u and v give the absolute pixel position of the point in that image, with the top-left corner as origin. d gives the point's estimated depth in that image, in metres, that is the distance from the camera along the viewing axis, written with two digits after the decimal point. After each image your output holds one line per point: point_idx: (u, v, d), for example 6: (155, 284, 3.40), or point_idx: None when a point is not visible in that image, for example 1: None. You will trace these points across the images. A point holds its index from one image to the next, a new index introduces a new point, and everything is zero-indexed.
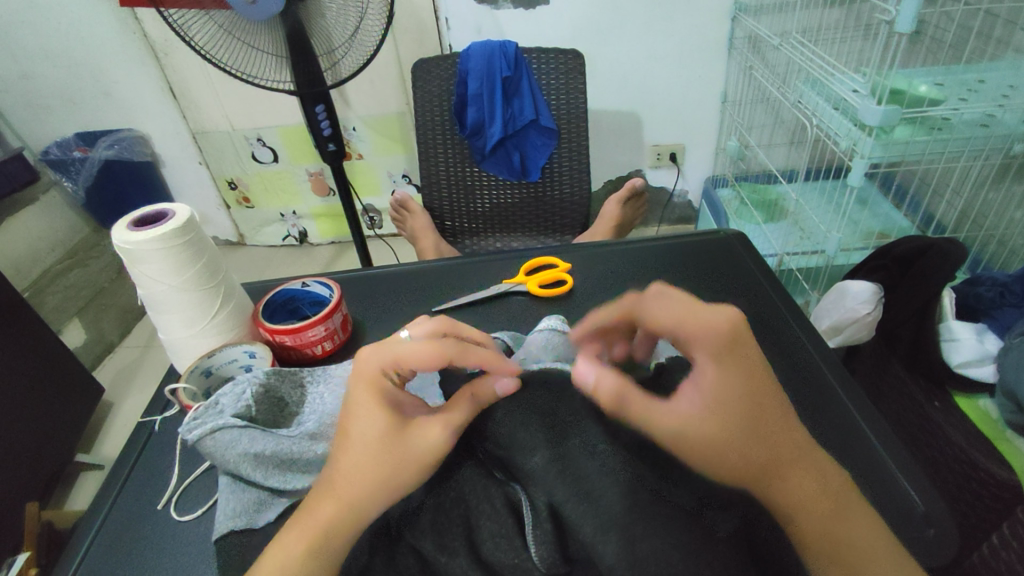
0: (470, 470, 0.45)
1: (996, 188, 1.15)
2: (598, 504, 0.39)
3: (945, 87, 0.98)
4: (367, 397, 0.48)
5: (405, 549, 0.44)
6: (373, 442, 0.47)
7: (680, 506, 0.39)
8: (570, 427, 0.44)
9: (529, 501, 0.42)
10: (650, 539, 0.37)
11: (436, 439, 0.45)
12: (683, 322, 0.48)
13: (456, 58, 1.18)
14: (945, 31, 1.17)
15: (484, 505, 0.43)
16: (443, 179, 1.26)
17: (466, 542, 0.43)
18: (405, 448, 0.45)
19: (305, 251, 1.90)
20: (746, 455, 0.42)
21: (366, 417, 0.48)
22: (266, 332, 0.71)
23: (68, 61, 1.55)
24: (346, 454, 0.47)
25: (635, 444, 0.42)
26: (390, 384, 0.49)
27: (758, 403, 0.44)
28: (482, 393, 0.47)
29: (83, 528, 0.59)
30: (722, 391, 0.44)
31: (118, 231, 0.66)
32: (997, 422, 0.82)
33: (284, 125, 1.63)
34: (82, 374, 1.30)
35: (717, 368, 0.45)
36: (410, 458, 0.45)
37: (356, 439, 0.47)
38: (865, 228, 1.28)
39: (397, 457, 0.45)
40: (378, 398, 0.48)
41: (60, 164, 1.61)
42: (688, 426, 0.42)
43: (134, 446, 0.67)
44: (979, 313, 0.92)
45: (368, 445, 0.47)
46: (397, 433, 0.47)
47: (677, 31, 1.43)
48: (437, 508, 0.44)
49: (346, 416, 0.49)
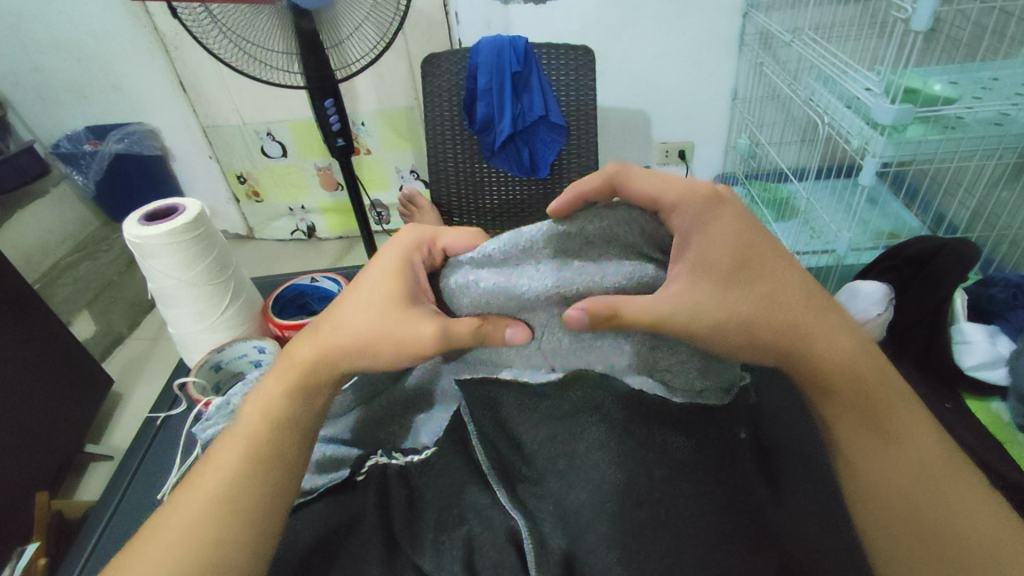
0: (478, 496, 0.47)
1: (1009, 187, 1.14)
2: (605, 518, 0.42)
3: (959, 86, 0.98)
4: (388, 270, 0.51)
5: (405, 561, 0.45)
6: (374, 304, 0.49)
7: (682, 506, 0.42)
8: (592, 428, 0.46)
9: (541, 542, 0.43)
10: (645, 560, 0.41)
11: (428, 328, 0.47)
12: (666, 190, 0.49)
13: (465, 52, 1.17)
14: (961, 29, 1.15)
15: (484, 520, 0.45)
16: (451, 176, 1.27)
17: (463, 564, 0.44)
18: (398, 326, 0.47)
19: (313, 245, 1.90)
20: (731, 309, 0.47)
21: (379, 283, 0.50)
22: (275, 327, 0.72)
23: (79, 55, 1.56)
24: (347, 306, 0.51)
25: (650, 444, 0.45)
26: (416, 262, 0.52)
27: (751, 255, 0.48)
28: (494, 337, 0.48)
29: (93, 521, 0.60)
30: (711, 245, 0.47)
31: (129, 225, 0.67)
32: (1009, 424, 0.86)
33: (295, 119, 1.64)
34: (91, 364, 1.31)
35: (701, 229, 0.48)
36: (405, 337, 0.47)
37: (363, 301, 0.50)
38: (875, 228, 1.26)
39: (392, 328, 0.48)
40: (401, 269, 0.51)
41: (72, 157, 1.62)
42: (677, 312, 0.46)
43: (144, 440, 0.68)
44: (992, 315, 0.94)
45: (368, 310, 0.49)
46: (398, 310, 0.48)
47: (688, 28, 1.42)
48: (440, 521, 0.47)
49: (364, 275, 0.52)
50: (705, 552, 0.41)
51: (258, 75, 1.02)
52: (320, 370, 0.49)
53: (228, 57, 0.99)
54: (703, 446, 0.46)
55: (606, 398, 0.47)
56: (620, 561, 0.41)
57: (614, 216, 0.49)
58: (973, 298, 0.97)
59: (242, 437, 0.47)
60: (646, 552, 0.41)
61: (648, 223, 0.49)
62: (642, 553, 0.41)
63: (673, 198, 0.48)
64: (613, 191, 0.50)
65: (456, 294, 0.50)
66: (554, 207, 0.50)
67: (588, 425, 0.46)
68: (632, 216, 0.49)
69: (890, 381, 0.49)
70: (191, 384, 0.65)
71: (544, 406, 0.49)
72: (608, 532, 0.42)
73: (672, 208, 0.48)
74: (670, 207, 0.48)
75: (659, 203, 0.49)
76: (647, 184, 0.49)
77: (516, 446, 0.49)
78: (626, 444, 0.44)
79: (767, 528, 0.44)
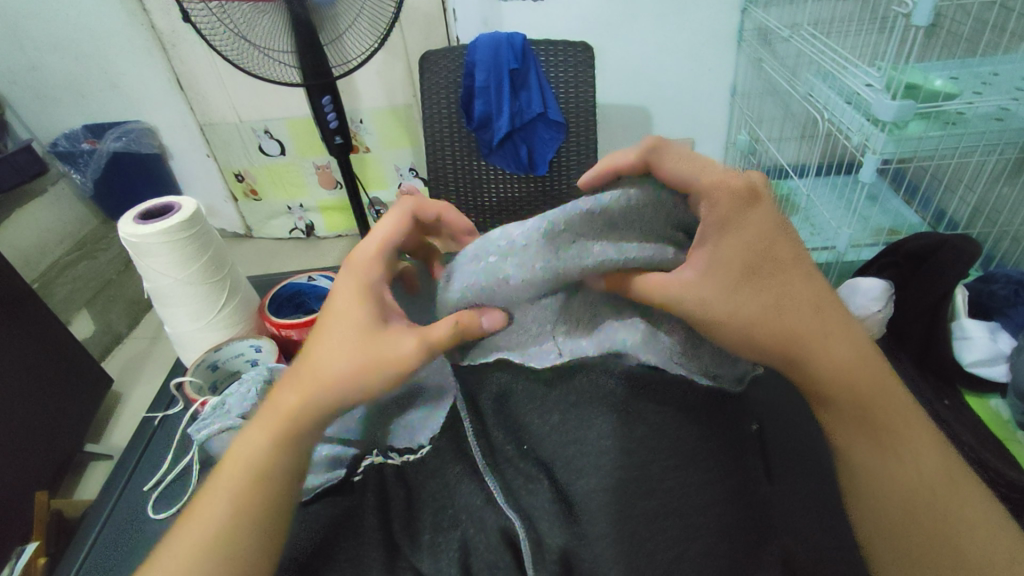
0: (472, 498, 0.46)
1: (1010, 183, 1.14)
2: (612, 506, 0.42)
3: (959, 80, 0.97)
4: (350, 293, 0.49)
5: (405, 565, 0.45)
6: (344, 334, 0.48)
7: (689, 500, 0.43)
8: (591, 414, 0.46)
9: (536, 540, 0.42)
10: (650, 547, 0.41)
11: (410, 347, 0.47)
12: (701, 172, 0.46)
13: (463, 49, 1.17)
14: (961, 25, 1.13)
15: (482, 527, 0.44)
16: (449, 173, 1.26)
17: (460, 566, 0.43)
18: (379, 349, 0.47)
19: (312, 244, 1.89)
20: (734, 309, 0.46)
21: (345, 308, 0.49)
22: (271, 326, 0.71)
23: (75, 53, 1.55)
24: (319, 339, 0.48)
25: (653, 431, 0.45)
26: (373, 277, 0.50)
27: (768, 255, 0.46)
28: (472, 328, 0.48)
29: (89, 522, 0.60)
30: (725, 248, 0.45)
31: (124, 223, 0.66)
32: (1008, 422, 0.85)
33: (293, 117, 1.63)
34: (90, 363, 1.31)
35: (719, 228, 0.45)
36: (387, 361, 0.47)
37: (332, 329, 0.48)
38: (875, 225, 1.24)
39: (371, 357, 0.47)
40: (360, 291, 0.49)
41: (68, 156, 1.63)
42: (688, 291, 0.46)
43: (140, 439, 0.68)
44: (993, 311, 0.94)
45: (341, 341, 0.47)
46: (372, 334, 0.47)
47: (688, 23, 1.41)
48: (437, 528, 0.46)
49: (328, 303, 0.50)
50: (710, 545, 0.42)
51: (255, 70, 1.01)
52: (304, 413, 0.47)
53: (227, 51, 0.98)
54: (710, 435, 0.46)
55: (614, 381, 0.47)
56: (625, 549, 0.41)
57: (639, 192, 0.46)
58: (973, 294, 0.97)
59: (227, 489, 0.45)
60: (651, 540, 0.41)
61: (670, 206, 0.47)
62: (649, 541, 0.41)
63: (705, 182, 0.46)
64: (647, 168, 0.48)
65: (471, 273, 0.47)
66: (587, 177, 0.49)
67: (596, 414, 0.46)
68: (660, 196, 0.47)
69: (891, 378, 0.48)
70: (189, 384, 0.65)
71: (551, 397, 0.49)
72: (612, 522, 0.42)
73: (702, 190, 0.46)
74: (700, 191, 0.46)
75: (688, 186, 0.46)
76: (683, 165, 0.46)
77: (520, 438, 0.48)
78: (635, 433, 0.44)
79: (773, 518, 0.46)
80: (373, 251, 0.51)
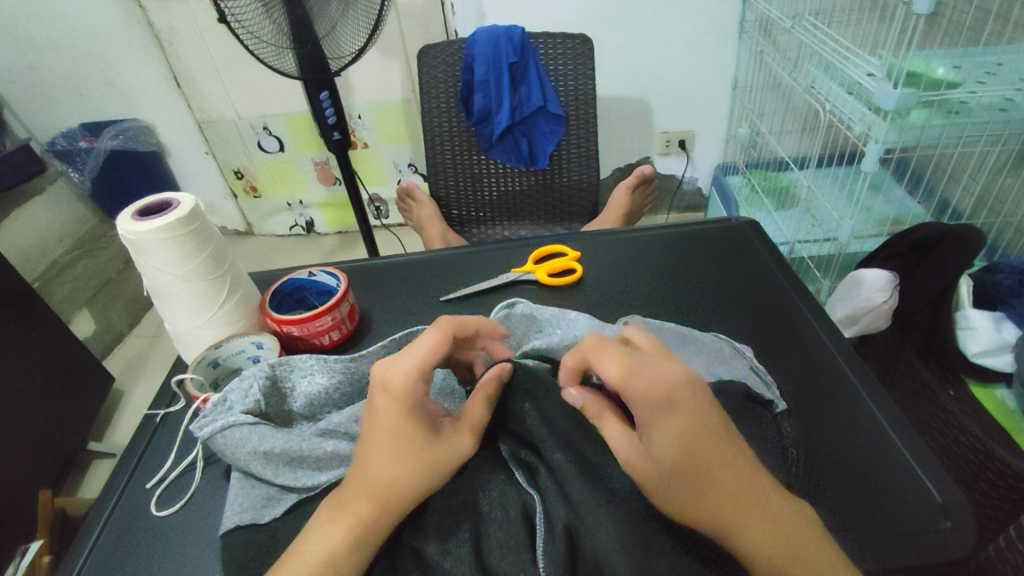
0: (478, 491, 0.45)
1: (1013, 173, 1.11)
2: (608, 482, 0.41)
3: (962, 70, 0.94)
4: (394, 408, 0.45)
5: (407, 552, 0.43)
6: (400, 449, 0.44)
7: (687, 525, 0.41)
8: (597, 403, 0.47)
9: (547, 520, 0.42)
10: (639, 520, 0.40)
11: (466, 445, 0.46)
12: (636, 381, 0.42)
13: (460, 43, 1.16)
14: (963, 13, 1.14)
15: (498, 513, 0.44)
16: (449, 167, 1.25)
17: (472, 551, 0.42)
18: (436, 451, 0.45)
19: (312, 240, 1.90)
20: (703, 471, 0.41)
21: (392, 422, 0.45)
22: (273, 322, 0.70)
23: (72, 52, 1.54)
24: (370, 452, 0.45)
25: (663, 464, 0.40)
26: (417, 392, 0.46)
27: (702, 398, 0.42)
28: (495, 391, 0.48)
29: (91, 519, 0.60)
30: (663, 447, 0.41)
31: (122, 220, 0.65)
32: (1013, 412, 0.84)
33: (290, 113, 1.62)
34: (92, 363, 1.31)
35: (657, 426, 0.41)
36: (442, 462, 0.45)
37: (382, 441, 0.45)
38: (879, 216, 1.25)
39: (428, 461, 0.44)
40: (407, 411, 0.45)
41: (67, 155, 1.62)
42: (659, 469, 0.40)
43: (143, 434, 0.68)
44: (997, 302, 0.90)
45: (397, 452, 0.44)
46: (426, 438, 0.45)
47: (688, 15, 1.40)
48: (444, 512, 0.44)
49: (372, 419, 0.46)
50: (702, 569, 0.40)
51: (270, 60, 0.99)
52: (379, 523, 0.43)
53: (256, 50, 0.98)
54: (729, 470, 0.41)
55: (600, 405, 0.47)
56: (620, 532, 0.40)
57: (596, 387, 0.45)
58: (976, 284, 0.93)
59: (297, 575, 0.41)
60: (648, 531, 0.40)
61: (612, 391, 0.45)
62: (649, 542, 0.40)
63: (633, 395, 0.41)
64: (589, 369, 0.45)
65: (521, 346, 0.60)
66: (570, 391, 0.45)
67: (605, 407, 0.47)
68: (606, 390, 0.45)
69: None
70: (189, 381, 0.65)
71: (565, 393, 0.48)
72: (605, 501, 0.40)
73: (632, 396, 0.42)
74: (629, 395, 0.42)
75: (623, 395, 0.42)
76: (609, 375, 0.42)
77: (500, 434, 0.48)
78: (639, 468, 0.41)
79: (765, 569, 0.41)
80: (412, 370, 0.46)
